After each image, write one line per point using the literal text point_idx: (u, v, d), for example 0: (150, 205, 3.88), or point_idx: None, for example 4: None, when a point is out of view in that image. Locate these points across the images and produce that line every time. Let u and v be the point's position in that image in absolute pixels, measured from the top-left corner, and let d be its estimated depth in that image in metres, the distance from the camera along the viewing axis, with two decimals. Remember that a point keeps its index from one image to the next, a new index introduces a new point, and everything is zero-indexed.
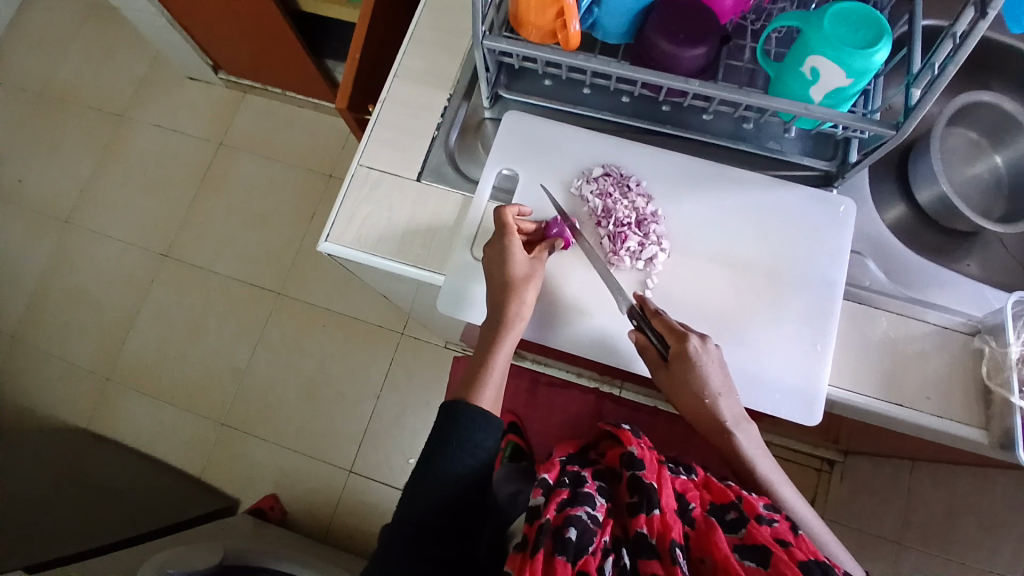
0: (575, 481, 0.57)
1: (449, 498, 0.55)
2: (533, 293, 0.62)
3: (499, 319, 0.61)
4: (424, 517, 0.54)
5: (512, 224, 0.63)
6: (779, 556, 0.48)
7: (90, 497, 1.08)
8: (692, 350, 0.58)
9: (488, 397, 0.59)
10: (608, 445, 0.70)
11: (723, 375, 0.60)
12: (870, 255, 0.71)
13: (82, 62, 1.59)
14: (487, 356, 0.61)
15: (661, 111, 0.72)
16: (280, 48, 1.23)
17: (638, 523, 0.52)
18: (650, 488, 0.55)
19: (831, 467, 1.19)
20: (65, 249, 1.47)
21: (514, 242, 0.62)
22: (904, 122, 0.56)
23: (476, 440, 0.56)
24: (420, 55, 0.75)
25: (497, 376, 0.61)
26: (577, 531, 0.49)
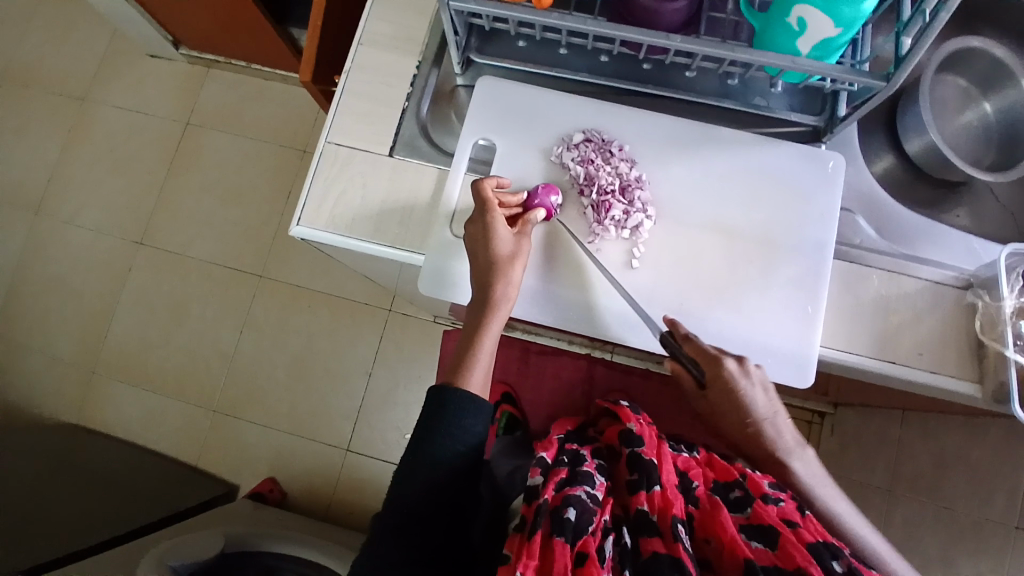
0: (574, 461, 0.57)
1: (436, 486, 0.52)
2: (520, 273, 0.60)
3: (486, 299, 0.59)
4: (413, 506, 0.52)
5: (493, 199, 0.60)
6: (786, 537, 0.48)
7: (84, 490, 1.07)
8: (732, 374, 0.57)
9: (477, 380, 0.57)
10: (606, 421, 0.70)
11: (766, 398, 0.58)
12: (860, 212, 0.69)
13: (31, 40, 1.50)
14: (474, 341, 0.58)
15: (643, 70, 0.68)
16: (242, 18, 1.17)
17: (639, 501, 0.52)
18: (651, 466, 0.55)
19: (822, 419, 1.25)
20: (34, 239, 1.41)
21: (497, 219, 0.59)
22: (895, 73, 0.54)
23: (465, 426, 0.54)
24: (385, 19, 0.71)
25: (486, 359, 0.58)
26: (576, 512, 0.48)
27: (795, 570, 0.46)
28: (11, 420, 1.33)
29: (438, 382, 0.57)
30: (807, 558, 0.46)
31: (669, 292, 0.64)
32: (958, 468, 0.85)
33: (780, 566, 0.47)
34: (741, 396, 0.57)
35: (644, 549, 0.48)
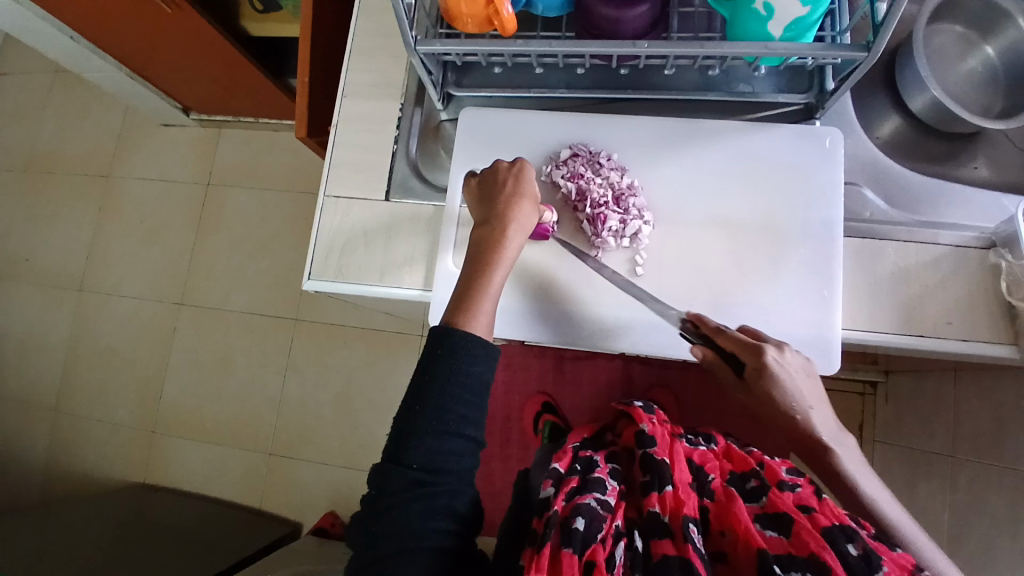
0: (586, 467, 0.60)
1: (428, 492, 0.48)
2: (518, 228, 0.57)
3: (491, 235, 0.56)
4: (409, 509, 0.47)
5: (501, 172, 0.60)
6: (801, 525, 0.51)
7: (158, 546, 1.13)
8: (774, 365, 0.54)
9: (481, 324, 0.52)
10: (624, 424, 0.71)
11: (807, 383, 0.56)
12: (866, 184, 0.68)
13: (58, 128, 1.60)
14: (479, 278, 0.54)
15: (621, 76, 0.68)
16: (242, 78, 1.21)
17: (651, 503, 0.54)
18: (662, 465, 0.57)
19: (875, 389, 1.20)
20: (85, 314, 1.50)
21: (503, 185, 0.59)
22: (875, 41, 0.53)
23: (452, 420, 0.49)
24: (364, 68, 0.73)
25: (490, 300, 0.54)
26: (585, 521, 0.51)
27: (809, 556, 0.49)
28: (86, 486, 1.42)
29: (440, 323, 0.52)
30: (821, 544, 0.49)
31: (679, 295, 0.63)
32: (1016, 426, 0.81)
33: (794, 554, 0.50)
34: (782, 386, 0.54)
35: (655, 552, 0.50)
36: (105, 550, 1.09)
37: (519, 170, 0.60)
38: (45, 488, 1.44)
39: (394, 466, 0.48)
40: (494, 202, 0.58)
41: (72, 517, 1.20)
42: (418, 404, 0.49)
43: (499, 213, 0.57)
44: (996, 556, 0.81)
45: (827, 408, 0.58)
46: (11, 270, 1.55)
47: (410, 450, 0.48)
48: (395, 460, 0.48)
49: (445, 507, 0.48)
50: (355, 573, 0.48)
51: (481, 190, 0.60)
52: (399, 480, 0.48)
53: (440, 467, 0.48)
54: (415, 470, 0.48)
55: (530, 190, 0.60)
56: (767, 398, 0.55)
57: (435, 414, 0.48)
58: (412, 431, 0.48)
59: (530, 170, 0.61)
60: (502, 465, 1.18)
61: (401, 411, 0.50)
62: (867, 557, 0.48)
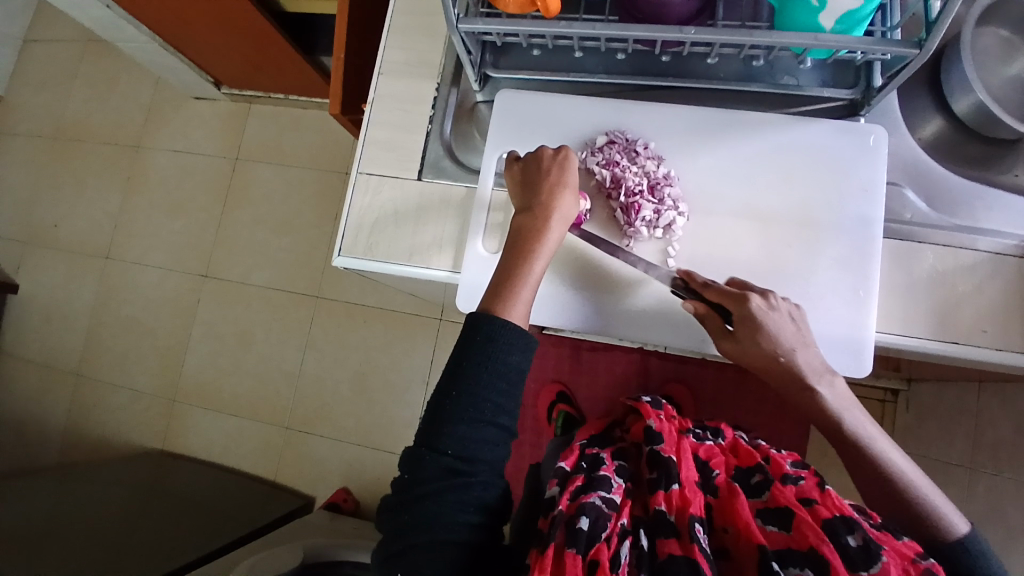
0: (593, 465, 0.60)
1: (457, 480, 0.48)
2: (561, 220, 0.57)
3: (533, 224, 0.56)
4: (439, 501, 0.48)
5: (547, 159, 0.60)
6: (802, 519, 0.51)
7: (175, 512, 1.16)
8: (756, 311, 0.56)
9: (518, 313, 0.52)
10: (633, 419, 0.71)
11: (794, 329, 0.57)
12: (907, 185, 0.66)
13: (90, 97, 1.62)
14: (519, 266, 0.54)
15: (662, 64, 0.67)
16: (274, 54, 1.22)
17: (657, 501, 0.54)
18: (670, 462, 0.57)
19: (896, 397, 1.17)
20: (110, 283, 1.53)
21: (547, 171, 0.59)
22: (928, 38, 0.52)
23: (484, 412, 0.49)
24: (401, 47, 0.73)
25: (528, 289, 0.54)
26: (589, 520, 0.51)
27: (810, 550, 0.49)
28: (107, 451, 1.46)
29: (477, 310, 0.52)
30: (821, 537, 0.49)
31: None
32: None
33: (795, 548, 0.50)
34: (768, 331, 0.56)
35: (661, 550, 0.50)
36: (125, 513, 1.12)
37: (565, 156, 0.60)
38: (66, 451, 1.48)
39: (426, 453, 0.49)
40: (537, 190, 0.58)
41: (92, 479, 1.23)
42: (451, 391, 0.49)
43: (542, 201, 0.57)
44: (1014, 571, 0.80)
45: (813, 352, 0.58)
46: (39, 236, 1.58)
47: (443, 441, 0.48)
48: (427, 449, 0.49)
49: (477, 499, 0.49)
50: (385, 563, 0.48)
51: (524, 176, 0.60)
52: (431, 467, 0.48)
53: (471, 455, 0.49)
54: (446, 457, 0.48)
55: (573, 177, 0.59)
56: (753, 345, 0.57)
57: (467, 404, 0.49)
58: (446, 421, 0.49)
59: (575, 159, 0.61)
60: (515, 453, 1.19)
61: (435, 397, 0.50)
62: (867, 547, 0.48)
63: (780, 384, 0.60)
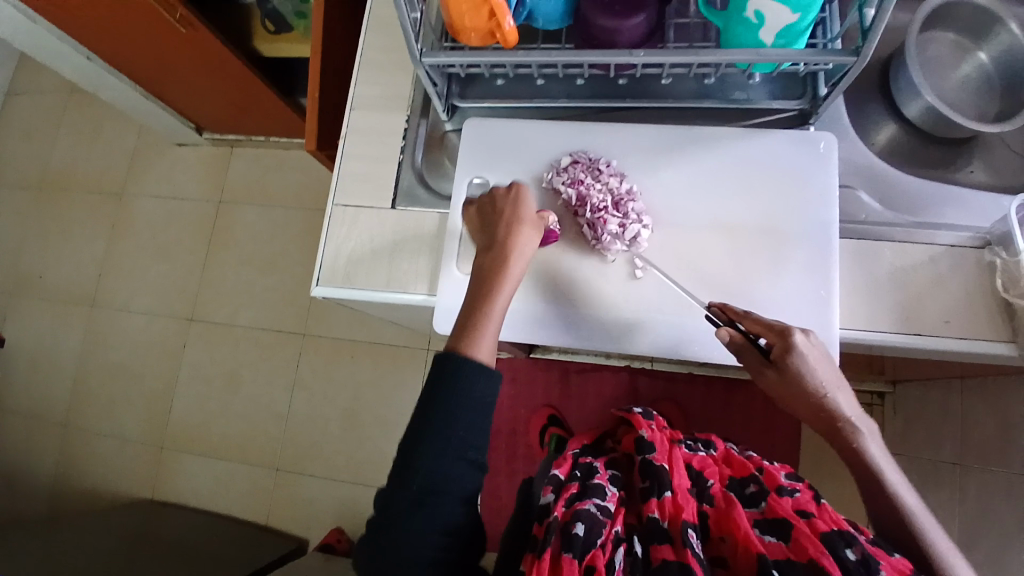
0: (586, 474, 0.60)
1: (435, 502, 0.49)
2: (522, 260, 0.58)
3: (494, 263, 0.57)
4: (417, 527, 0.48)
5: (506, 200, 0.62)
6: (800, 531, 0.52)
7: (163, 560, 1.14)
8: (799, 345, 0.56)
9: (485, 348, 0.53)
10: (624, 430, 0.71)
11: (832, 370, 0.57)
12: (861, 187, 0.69)
13: (74, 148, 1.64)
14: (482, 306, 0.55)
15: (619, 86, 0.70)
16: (254, 98, 1.26)
17: (650, 508, 0.55)
18: (662, 472, 0.58)
19: (883, 399, 1.19)
20: (95, 330, 1.52)
21: (509, 210, 0.61)
22: (864, 45, 0.55)
23: (453, 435, 0.50)
24: (372, 82, 0.76)
25: (494, 326, 0.55)
26: (584, 527, 0.51)
27: (809, 561, 0.50)
28: (94, 501, 1.43)
29: (444, 347, 0.54)
30: (819, 549, 0.50)
31: (676, 299, 0.64)
32: None
33: (793, 559, 0.51)
34: (809, 367, 0.56)
35: (655, 557, 0.51)
36: (112, 563, 1.09)
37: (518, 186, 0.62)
38: (51, 504, 1.45)
39: (402, 479, 0.49)
40: (496, 229, 0.60)
41: (78, 530, 1.20)
42: (424, 412, 0.50)
43: (503, 241, 0.58)
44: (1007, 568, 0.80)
45: (850, 395, 0.58)
46: (24, 287, 1.58)
47: (418, 466, 0.49)
48: (402, 476, 0.49)
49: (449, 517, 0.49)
50: None
51: (483, 217, 0.62)
52: (408, 492, 0.49)
53: (447, 477, 0.49)
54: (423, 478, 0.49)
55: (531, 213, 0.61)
56: (793, 379, 0.57)
57: (440, 427, 0.49)
58: (421, 443, 0.49)
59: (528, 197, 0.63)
60: (508, 480, 1.18)
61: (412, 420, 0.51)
62: (866, 561, 0.48)
63: (816, 424, 0.59)
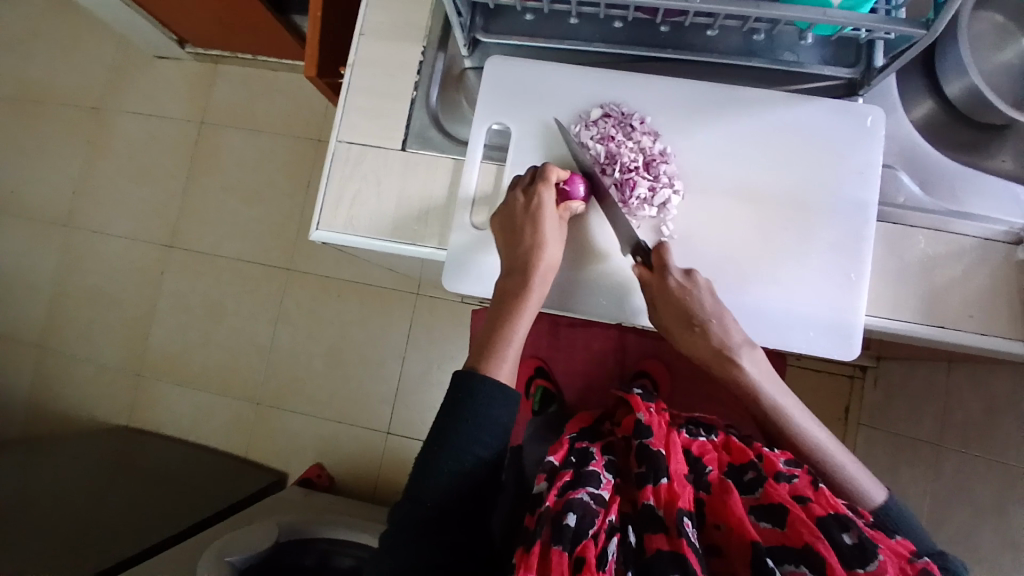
0: (581, 459, 0.58)
1: (463, 478, 0.52)
2: (544, 281, 0.58)
3: (517, 285, 0.57)
4: (443, 499, 0.52)
5: (533, 199, 0.58)
6: (795, 516, 0.50)
7: (140, 489, 1.12)
8: (673, 282, 0.57)
9: (505, 371, 0.55)
10: (623, 412, 0.70)
11: (714, 303, 0.58)
12: (901, 168, 0.66)
13: (41, 51, 1.51)
14: (502, 327, 0.57)
15: (660, 35, 0.64)
16: (242, 13, 1.14)
17: (646, 495, 0.54)
18: (657, 456, 0.56)
19: (864, 373, 1.22)
20: (68, 251, 1.45)
21: (535, 214, 0.58)
22: (935, 20, 0.50)
23: (494, 417, 0.53)
24: (384, 6, 0.68)
25: (513, 348, 0.56)
26: (576, 517, 0.49)
27: (804, 547, 0.49)
28: (69, 426, 1.40)
29: (465, 366, 0.56)
30: (814, 533, 0.49)
31: (701, 273, 0.61)
32: (1011, 417, 0.80)
33: (788, 546, 0.49)
34: (683, 303, 0.57)
35: (649, 546, 0.50)
36: (89, 492, 1.07)
37: (543, 175, 0.59)
38: (25, 425, 1.42)
39: (435, 450, 0.53)
40: (518, 239, 0.58)
41: (52, 456, 1.18)
42: (463, 391, 0.54)
43: (526, 257, 0.57)
44: (975, 545, 0.83)
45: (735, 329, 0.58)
46: None
47: (452, 443, 0.52)
48: (436, 449, 0.53)
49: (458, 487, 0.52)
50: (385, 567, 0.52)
51: (505, 221, 0.59)
52: (438, 466, 0.52)
53: (475, 455, 0.52)
54: (456, 455, 0.52)
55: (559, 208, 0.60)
56: (672, 314, 0.58)
57: (482, 407, 0.53)
58: (459, 421, 0.53)
59: (551, 180, 0.59)
60: None
61: (451, 399, 0.54)
62: (863, 546, 0.48)
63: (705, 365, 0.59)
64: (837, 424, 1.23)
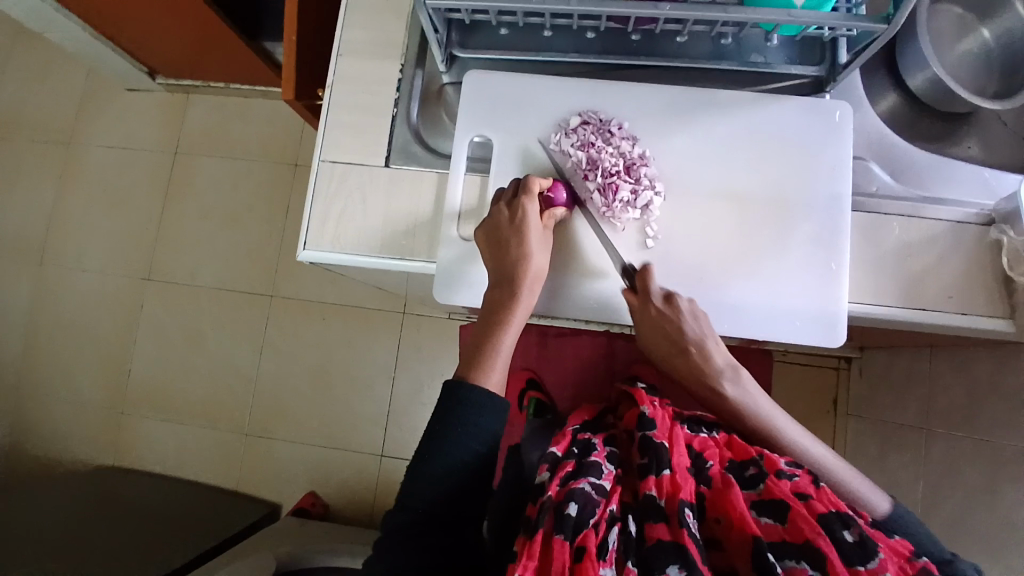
0: (584, 451, 0.58)
1: (450, 484, 0.52)
2: (531, 290, 0.59)
3: (503, 296, 0.58)
4: (428, 505, 0.51)
5: (520, 214, 0.58)
6: (798, 511, 0.51)
7: (128, 530, 1.09)
8: (661, 308, 0.60)
9: (494, 380, 0.56)
10: (626, 406, 0.70)
11: (702, 326, 0.60)
12: (872, 159, 0.68)
13: (9, 89, 1.49)
14: (491, 336, 0.57)
15: (632, 43, 0.66)
16: (214, 42, 1.15)
17: (648, 486, 0.54)
18: (662, 448, 0.57)
19: (849, 364, 1.24)
20: (42, 290, 1.42)
21: (524, 227, 0.58)
22: (896, 14, 0.53)
23: (481, 425, 0.53)
24: (360, 26, 0.69)
25: (502, 357, 0.57)
26: (578, 506, 0.49)
27: (805, 543, 0.49)
28: (50, 469, 1.36)
29: (454, 376, 0.56)
30: (816, 530, 0.49)
31: (688, 270, 0.62)
32: (995, 399, 0.82)
33: (789, 541, 0.50)
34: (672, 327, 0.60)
35: (649, 536, 0.50)
36: (75, 536, 1.04)
37: (527, 187, 0.60)
38: (4, 472, 1.37)
39: (426, 457, 0.52)
40: (504, 251, 0.58)
41: (33, 502, 1.14)
42: (452, 400, 0.54)
43: (512, 266, 0.58)
44: (968, 525, 0.84)
45: (721, 348, 0.61)
46: None
47: (441, 451, 0.52)
48: (424, 457, 0.52)
49: (446, 494, 0.52)
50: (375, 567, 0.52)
51: (490, 233, 0.60)
52: (427, 473, 0.52)
53: (461, 462, 0.52)
54: (444, 461, 0.52)
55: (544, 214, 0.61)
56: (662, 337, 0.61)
57: (472, 415, 0.53)
58: (446, 430, 0.52)
59: (535, 190, 0.60)
60: None
61: (440, 407, 0.54)
62: (864, 543, 0.48)
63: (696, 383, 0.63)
64: (827, 416, 1.24)
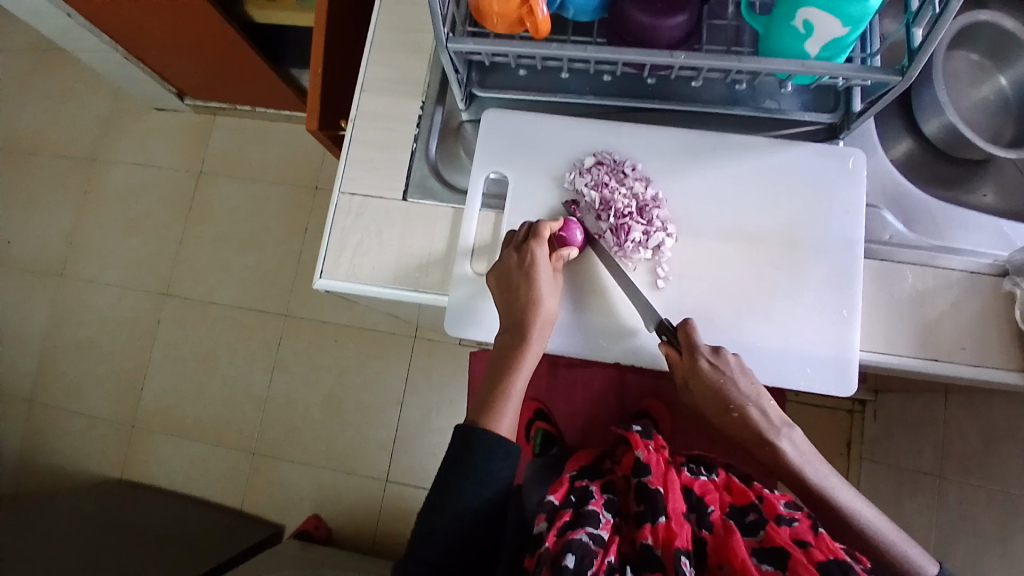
0: (581, 500, 0.58)
1: (459, 535, 0.53)
2: (542, 335, 0.59)
3: (514, 341, 0.58)
4: (435, 557, 0.53)
5: (535, 260, 0.59)
6: (797, 559, 0.50)
7: (132, 545, 1.09)
8: (705, 367, 0.58)
9: (505, 424, 0.56)
10: (623, 450, 0.69)
11: (746, 384, 0.59)
12: (886, 207, 0.68)
13: (44, 109, 1.54)
14: (503, 381, 0.57)
15: (647, 86, 0.67)
16: (242, 66, 1.19)
17: (644, 534, 0.53)
18: (655, 495, 0.57)
19: (863, 407, 1.21)
20: (64, 304, 1.45)
21: (538, 274, 0.59)
22: (909, 66, 0.53)
23: (492, 470, 0.53)
24: (382, 64, 0.71)
25: (513, 402, 0.57)
26: (575, 558, 0.49)
27: None
28: (61, 482, 1.37)
29: (466, 420, 0.57)
30: None
31: (698, 312, 0.63)
32: (1011, 445, 0.80)
33: None
34: (713, 387, 0.58)
35: None
36: (79, 546, 1.04)
37: (537, 231, 0.60)
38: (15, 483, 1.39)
39: (440, 503, 0.53)
40: (515, 297, 0.59)
41: (43, 514, 1.15)
42: (466, 445, 0.54)
43: (523, 310, 0.58)
44: None
45: (765, 405, 0.59)
46: None
47: (452, 496, 0.53)
48: (437, 504, 0.53)
49: (456, 541, 0.53)
50: None
51: (502, 277, 0.60)
52: (439, 523, 0.53)
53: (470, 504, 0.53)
54: (453, 510, 0.53)
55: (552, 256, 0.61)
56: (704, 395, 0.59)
57: (480, 463, 0.53)
58: (459, 475, 0.53)
59: (546, 234, 0.61)
60: None
61: (454, 450, 0.55)
62: None
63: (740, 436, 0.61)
64: (839, 458, 1.21)
